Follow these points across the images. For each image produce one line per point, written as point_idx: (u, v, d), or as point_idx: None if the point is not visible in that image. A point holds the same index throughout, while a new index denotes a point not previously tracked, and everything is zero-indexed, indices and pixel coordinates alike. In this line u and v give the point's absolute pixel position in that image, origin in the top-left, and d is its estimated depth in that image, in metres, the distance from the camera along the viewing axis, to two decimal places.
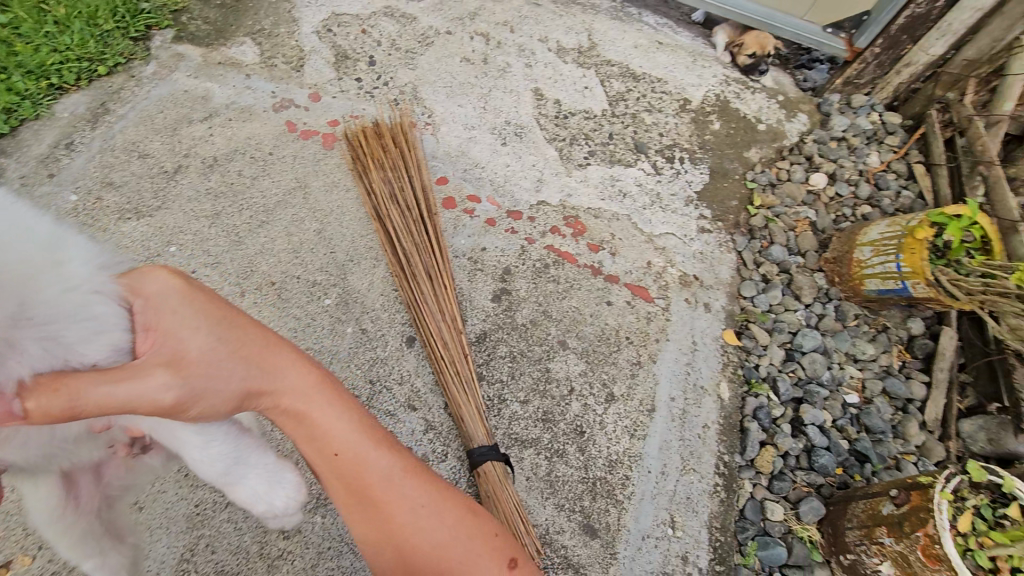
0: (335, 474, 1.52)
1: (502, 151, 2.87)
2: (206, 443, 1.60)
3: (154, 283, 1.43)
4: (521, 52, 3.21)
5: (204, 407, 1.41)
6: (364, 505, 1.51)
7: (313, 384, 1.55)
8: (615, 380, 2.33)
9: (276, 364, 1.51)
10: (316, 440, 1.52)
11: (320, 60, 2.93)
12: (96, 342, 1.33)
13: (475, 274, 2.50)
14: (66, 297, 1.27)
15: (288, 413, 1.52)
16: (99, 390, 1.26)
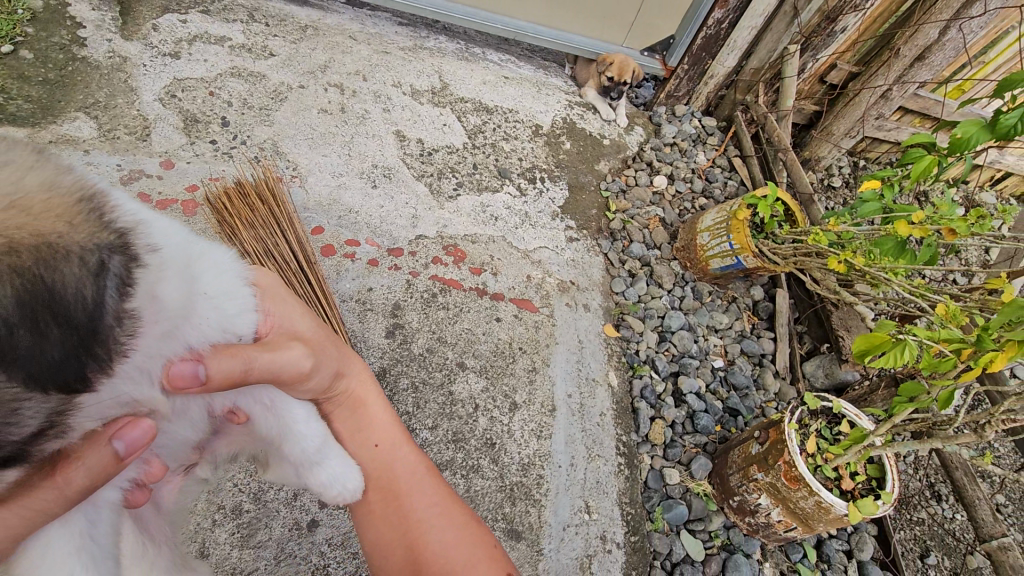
0: (372, 460, 1.66)
1: (373, 195, 2.96)
2: (307, 420, 1.55)
3: (267, 278, 1.53)
4: (378, 98, 3.35)
5: (317, 380, 1.47)
6: (387, 498, 1.61)
7: (371, 380, 1.76)
8: (516, 389, 2.48)
9: (349, 355, 1.71)
10: (364, 428, 1.69)
11: (167, 127, 2.85)
12: (248, 318, 1.30)
13: (365, 314, 2.53)
14: (224, 277, 1.28)
15: (351, 399, 1.68)
16: (261, 354, 1.24)
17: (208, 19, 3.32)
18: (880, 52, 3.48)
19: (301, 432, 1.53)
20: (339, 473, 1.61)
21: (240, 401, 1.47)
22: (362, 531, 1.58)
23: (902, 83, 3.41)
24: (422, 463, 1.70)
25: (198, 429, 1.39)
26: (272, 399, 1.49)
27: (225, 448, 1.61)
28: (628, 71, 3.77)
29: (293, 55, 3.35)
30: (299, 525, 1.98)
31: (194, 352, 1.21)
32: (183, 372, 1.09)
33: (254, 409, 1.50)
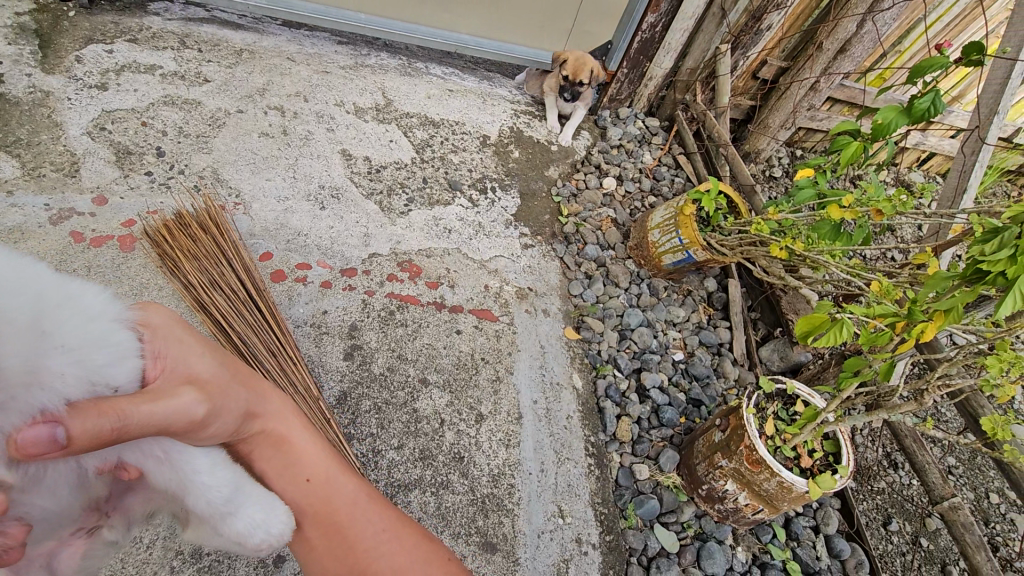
0: (308, 497, 1.63)
1: (323, 216, 2.91)
2: (211, 470, 1.41)
3: (159, 316, 1.47)
4: (321, 118, 3.31)
5: (217, 425, 1.42)
6: (328, 531, 1.61)
7: (291, 413, 1.73)
8: (481, 401, 2.47)
9: (262, 392, 1.67)
10: (291, 464, 1.65)
11: (99, 161, 2.74)
12: (124, 366, 1.22)
13: (321, 338, 2.48)
14: (92, 324, 1.18)
15: (272, 436, 1.64)
16: (139, 406, 1.16)
17: (137, 47, 3.22)
18: (805, 47, 3.65)
19: (203, 484, 1.38)
20: (262, 521, 1.51)
21: (124, 456, 1.32)
22: (308, 565, 1.61)
23: (828, 75, 3.57)
24: (362, 491, 1.70)
25: (66, 495, 1.26)
26: (165, 451, 1.34)
27: (141, 505, 1.49)
28: (584, 71, 3.69)
29: (230, 80, 3.28)
30: (265, 563, 1.92)
31: (46, 413, 1.09)
32: (36, 437, 1.00)
33: (141, 456, 1.33)
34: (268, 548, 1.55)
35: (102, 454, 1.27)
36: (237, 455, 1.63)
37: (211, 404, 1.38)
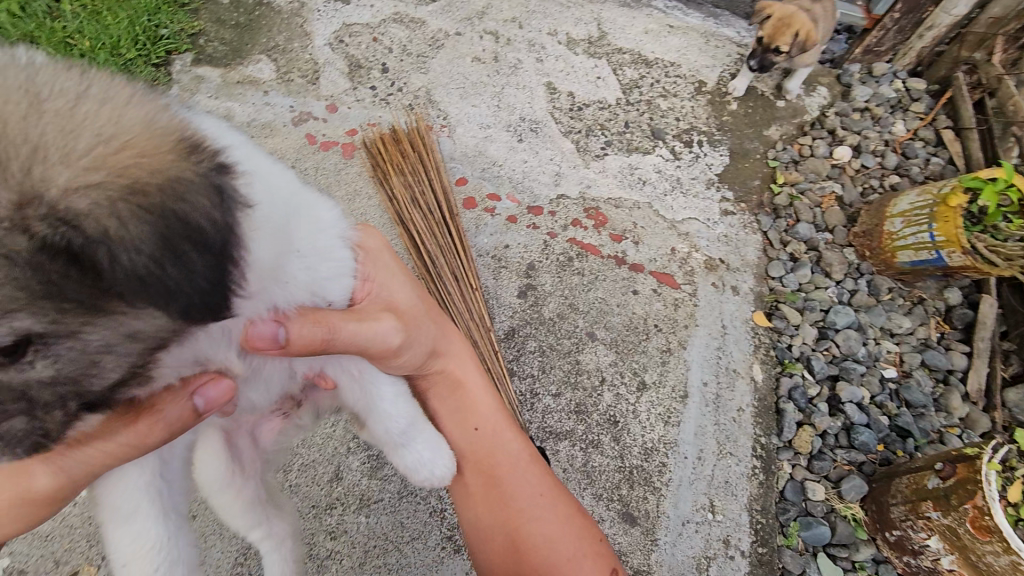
0: (474, 443, 1.70)
1: (519, 148, 2.88)
2: (394, 399, 1.53)
3: (372, 241, 1.59)
4: (532, 47, 3.23)
5: (406, 357, 1.53)
6: (487, 480, 1.67)
7: (471, 359, 1.82)
8: (646, 369, 2.33)
9: (448, 334, 1.77)
10: (466, 409, 1.74)
11: (335, 71, 2.99)
12: (339, 282, 1.32)
13: (499, 272, 2.52)
14: (323, 235, 1.28)
15: (451, 378, 1.75)
16: (347, 323, 1.30)
17: None
18: None
19: (385, 410, 1.52)
20: (427, 458, 1.61)
21: (326, 367, 1.48)
22: (463, 508, 1.67)
23: None
24: (525, 453, 1.73)
25: (276, 388, 1.45)
26: (360, 370, 1.49)
27: (326, 401, 1.64)
28: (785, 32, 2.91)
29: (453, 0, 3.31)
30: None
31: (277, 312, 1.20)
32: (263, 333, 1.15)
33: (342, 374, 1.49)
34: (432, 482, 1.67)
35: (309, 361, 1.43)
36: (417, 389, 1.75)
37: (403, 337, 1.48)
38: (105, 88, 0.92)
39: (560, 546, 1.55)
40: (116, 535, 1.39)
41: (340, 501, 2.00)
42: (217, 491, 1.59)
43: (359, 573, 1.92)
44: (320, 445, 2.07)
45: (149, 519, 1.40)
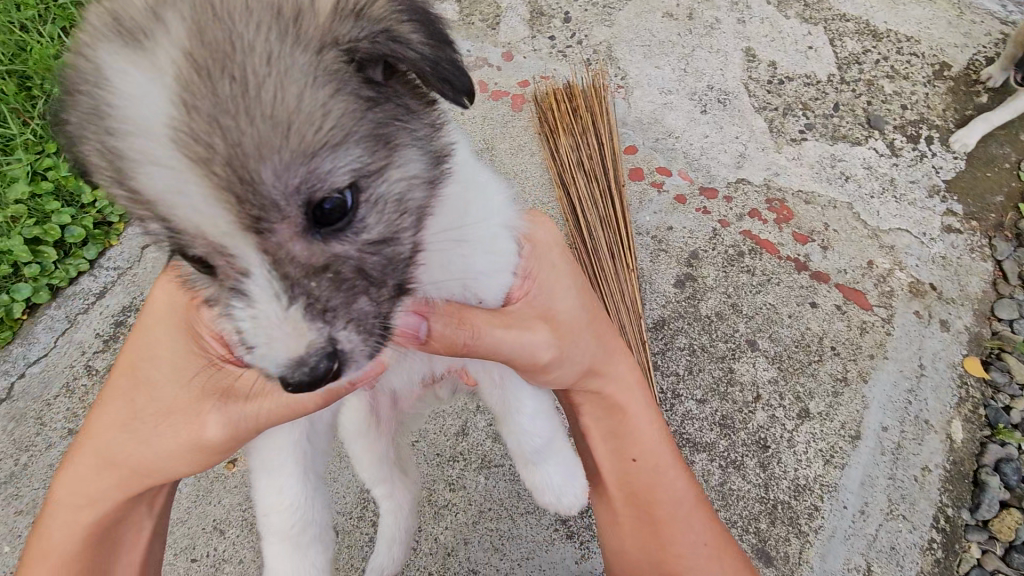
0: (632, 474, 1.55)
1: (700, 120, 2.57)
2: (534, 415, 1.50)
3: (544, 233, 1.49)
4: (734, 6, 2.84)
5: (560, 373, 1.40)
6: (643, 515, 1.54)
7: (636, 380, 1.60)
8: (812, 395, 2.03)
9: (614, 351, 1.54)
10: (624, 437, 1.57)
11: (516, 17, 2.85)
12: (496, 277, 1.31)
13: (657, 255, 2.30)
14: (489, 223, 1.31)
15: (609, 402, 1.55)
16: (494, 330, 1.24)
17: None
18: None
19: (526, 427, 1.50)
20: (557, 481, 1.57)
21: (468, 366, 1.47)
22: (611, 532, 1.60)
23: None
24: (687, 492, 1.55)
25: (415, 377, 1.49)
26: (501, 378, 1.46)
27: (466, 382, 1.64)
28: None
29: None
30: None
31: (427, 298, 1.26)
32: (407, 327, 1.17)
33: (486, 378, 1.48)
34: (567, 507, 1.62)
35: (447, 360, 1.46)
36: (570, 401, 1.63)
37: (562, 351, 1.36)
38: None
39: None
40: (261, 486, 1.45)
41: (464, 457, 2.00)
42: (360, 439, 1.68)
43: (471, 530, 1.90)
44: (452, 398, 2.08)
45: (291, 478, 1.44)
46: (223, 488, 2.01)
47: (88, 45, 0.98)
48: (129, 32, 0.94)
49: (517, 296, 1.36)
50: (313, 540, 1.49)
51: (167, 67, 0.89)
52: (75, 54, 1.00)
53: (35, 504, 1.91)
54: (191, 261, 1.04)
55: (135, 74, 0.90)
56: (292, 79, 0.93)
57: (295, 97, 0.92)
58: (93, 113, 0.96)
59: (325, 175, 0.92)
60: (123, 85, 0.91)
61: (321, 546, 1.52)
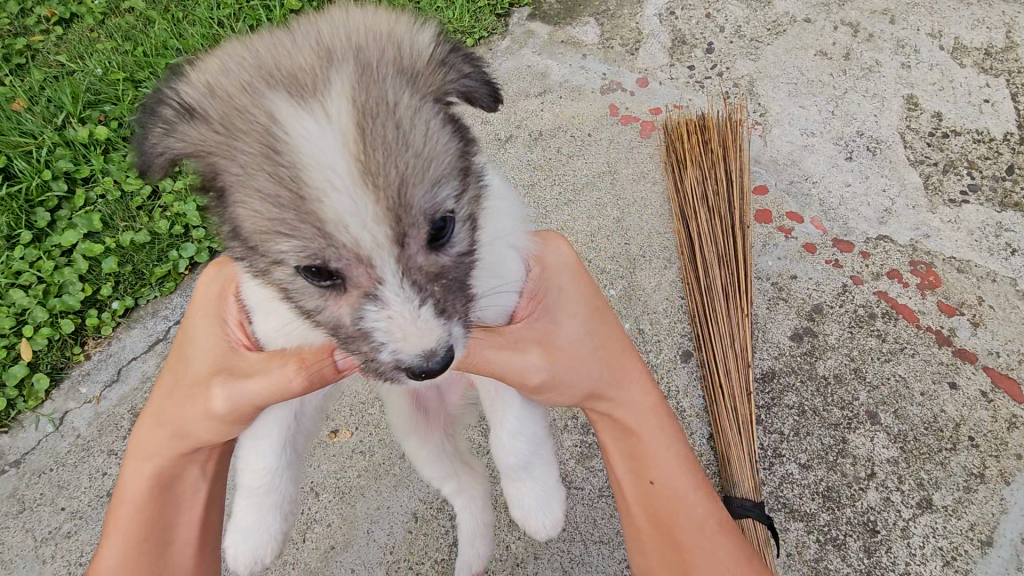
0: (644, 497, 1.48)
1: (844, 167, 2.40)
2: (516, 433, 1.60)
3: (554, 255, 1.56)
4: (899, 48, 2.63)
5: (560, 392, 1.43)
6: (665, 543, 1.43)
7: (652, 404, 1.54)
8: (936, 485, 1.84)
9: (627, 375, 1.52)
10: (637, 460, 1.50)
11: (657, 44, 2.84)
12: (497, 299, 1.43)
13: (776, 303, 2.17)
14: (499, 248, 1.42)
15: (620, 423, 1.51)
16: (488, 350, 1.34)
17: None
18: None
19: (506, 442, 1.60)
20: (534, 505, 1.63)
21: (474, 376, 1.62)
22: (636, 558, 1.49)
23: None
24: (706, 520, 1.43)
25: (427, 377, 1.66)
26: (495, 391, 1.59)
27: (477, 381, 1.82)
28: None
29: None
30: None
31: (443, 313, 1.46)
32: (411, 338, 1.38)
33: (482, 389, 1.63)
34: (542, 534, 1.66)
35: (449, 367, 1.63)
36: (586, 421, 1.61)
37: (561, 368, 1.40)
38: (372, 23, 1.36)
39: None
40: (244, 447, 1.59)
41: None
42: (409, 433, 1.79)
43: (543, 546, 1.90)
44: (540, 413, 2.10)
45: (269, 445, 1.58)
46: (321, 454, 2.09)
47: (254, 100, 1.16)
48: (296, 89, 1.14)
49: (522, 315, 1.47)
50: (274, 505, 1.62)
51: (338, 120, 1.10)
52: (237, 112, 1.18)
53: None
54: (308, 276, 1.19)
55: (307, 124, 1.10)
56: (417, 124, 1.18)
57: (422, 135, 1.18)
58: (264, 154, 1.12)
59: (440, 201, 1.18)
60: (296, 133, 1.09)
61: (280, 514, 1.63)
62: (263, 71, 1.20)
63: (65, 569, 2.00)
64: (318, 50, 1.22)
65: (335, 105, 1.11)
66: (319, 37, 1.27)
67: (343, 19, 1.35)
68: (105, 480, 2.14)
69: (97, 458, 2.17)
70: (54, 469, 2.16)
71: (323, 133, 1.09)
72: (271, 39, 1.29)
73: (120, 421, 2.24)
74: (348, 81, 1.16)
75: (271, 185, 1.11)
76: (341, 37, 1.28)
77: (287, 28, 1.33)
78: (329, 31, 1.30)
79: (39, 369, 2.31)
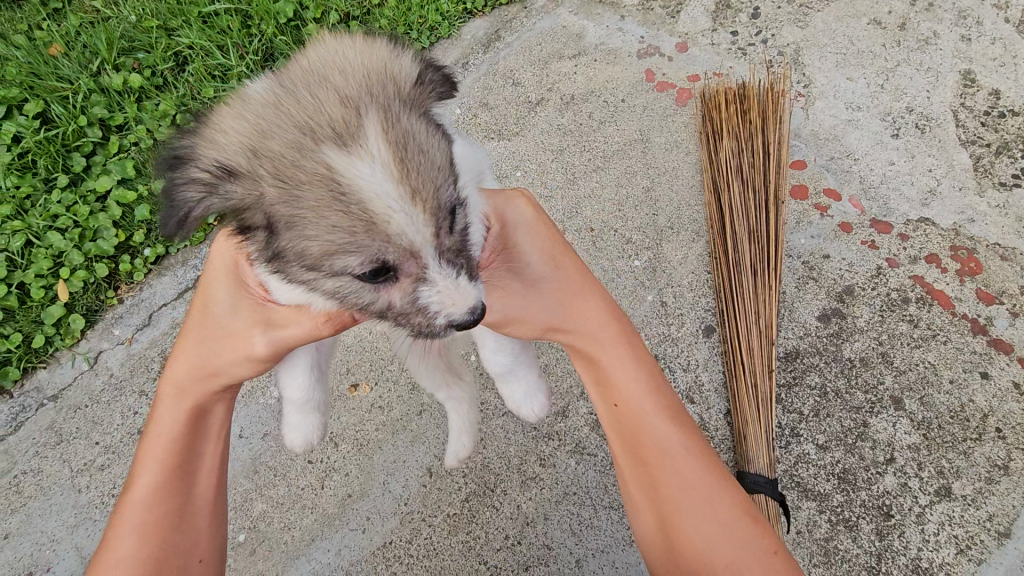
0: (614, 423, 1.44)
1: (889, 145, 2.29)
2: (497, 349, 1.82)
3: (510, 207, 1.53)
4: (960, 19, 2.47)
5: (523, 331, 1.48)
6: (636, 464, 1.40)
7: (613, 331, 1.46)
8: (957, 474, 1.81)
9: (583, 307, 1.45)
10: (603, 387, 1.46)
11: (699, 7, 2.71)
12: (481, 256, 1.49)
13: (805, 282, 2.12)
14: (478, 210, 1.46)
15: (582, 354, 1.47)
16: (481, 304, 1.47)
17: None
18: None
19: (492, 357, 1.84)
20: (520, 398, 1.94)
21: None
22: (620, 479, 1.49)
23: None
24: (677, 440, 1.36)
25: None
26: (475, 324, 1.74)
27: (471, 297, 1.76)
28: None
29: None
30: None
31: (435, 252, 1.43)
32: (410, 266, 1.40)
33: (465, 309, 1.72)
34: (535, 416, 2.00)
35: None
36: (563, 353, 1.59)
37: (520, 312, 1.45)
38: (358, 58, 1.45)
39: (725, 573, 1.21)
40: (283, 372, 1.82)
41: (560, 436, 2.03)
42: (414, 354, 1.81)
43: (554, 508, 1.94)
44: (557, 379, 2.11)
45: (301, 370, 1.80)
46: (341, 406, 2.14)
47: (301, 151, 1.23)
48: (336, 135, 1.22)
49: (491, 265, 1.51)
50: (315, 408, 1.91)
51: (380, 154, 1.22)
52: (294, 166, 1.23)
53: None
54: (364, 274, 1.29)
55: (360, 166, 1.20)
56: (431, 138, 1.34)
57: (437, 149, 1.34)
58: (332, 199, 1.20)
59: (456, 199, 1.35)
60: (356, 175, 1.19)
61: (320, 415, 1.95)
62: (294, 122, 1.26)
63: (99, 499, 2.11)
64: (338, 94, 1.30)
65: (375, 144, 1.23)
66: (322, 81, 1.34)
67: (329, 59, 1.43)
68: (136, 418, 2.23)
69: (128, 398, 2.27)
70: (89, 406, 2.26)
71: (379, 168, 1.21)
72: (281, 87, 1.34)
73: (151, 363, 2.32)
74: (381, 121, 1.27)
75: (345, 219, 1.20)
76: (340, 77, 1.35)
77: (282, 76, 1.39)
78: (331, 71, 1.38)
79: (76, 310, 2.39)
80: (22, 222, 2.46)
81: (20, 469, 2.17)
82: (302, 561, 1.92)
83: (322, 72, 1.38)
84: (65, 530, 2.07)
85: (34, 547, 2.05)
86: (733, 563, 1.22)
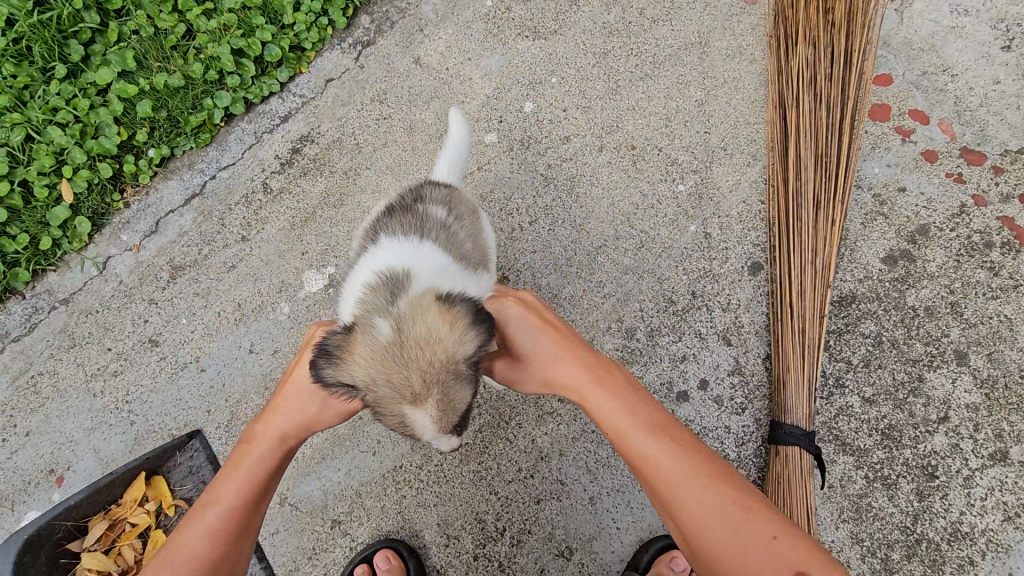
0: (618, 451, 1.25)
1: (997, 59, 1.93)
2: None
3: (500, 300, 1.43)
4: None
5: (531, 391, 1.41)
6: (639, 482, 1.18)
7: (590, 371, 1.28)
8: (1017, 438, 1.65)
9: (556, 361, 1.31)
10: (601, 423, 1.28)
11: None
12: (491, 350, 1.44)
13: (873, 219, 1.86)
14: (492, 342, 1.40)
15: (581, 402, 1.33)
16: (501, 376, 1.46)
17: None
18: None
19: None
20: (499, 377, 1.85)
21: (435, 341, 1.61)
22: None
23: None
24: (653, 441, 1.14)
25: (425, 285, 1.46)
26: None
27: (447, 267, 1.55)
28: None
29: None
30: (671, 389, 1.85)
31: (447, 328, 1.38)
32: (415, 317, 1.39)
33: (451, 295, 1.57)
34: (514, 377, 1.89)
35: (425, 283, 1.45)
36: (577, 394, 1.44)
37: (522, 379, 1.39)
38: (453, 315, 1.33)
39: (734, 554, 0.99)
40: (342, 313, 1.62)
41: None
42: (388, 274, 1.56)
43: (570, 445, 1.86)
44: (584, 312, 1.95)
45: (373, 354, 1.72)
46: None
47: (381, 403, 1.27)
48: (405, 398, 1.24)
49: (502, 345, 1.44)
50: None
51: (428, 411, 1.24)
52: (376, 405, 1.29)
53: (212, 294, 2.21)
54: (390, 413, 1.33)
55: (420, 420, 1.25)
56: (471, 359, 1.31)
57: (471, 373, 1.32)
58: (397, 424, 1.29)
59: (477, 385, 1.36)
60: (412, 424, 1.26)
61: None
62: (381, 378, 1.26)
63: (114, 404, 2.12)
64: (424, 364, 1.26)
65: (428, 408, 1.24)
66: (416, 344, 1.28)
67: (430, 310, 1.33)
68: (147, 327, 2.19)
69: (139, 306, 2.21)
70: (100, 311, 2.21)
71: (431, 424, 1.25)
72: (390, 338, 1.29)
73: (159, 272, 2.24)
74: (447, 393, 1.26)
75: (397, 422, 1.28)
76: (429, 340, 1.28)
77: (399, 323, 1.31)
78: (428, 330, 1.29)
79: (81, 213, 2.26)
80: (21, 115, 2.26)
81: (36, 370, 2.16)
82: (311, 477, 1.90)
83: (424, 321, 1.31)
84: (82, 432, 2.09)
85: (52, 446, 2.08)
86: (739, 540, 1.00)
